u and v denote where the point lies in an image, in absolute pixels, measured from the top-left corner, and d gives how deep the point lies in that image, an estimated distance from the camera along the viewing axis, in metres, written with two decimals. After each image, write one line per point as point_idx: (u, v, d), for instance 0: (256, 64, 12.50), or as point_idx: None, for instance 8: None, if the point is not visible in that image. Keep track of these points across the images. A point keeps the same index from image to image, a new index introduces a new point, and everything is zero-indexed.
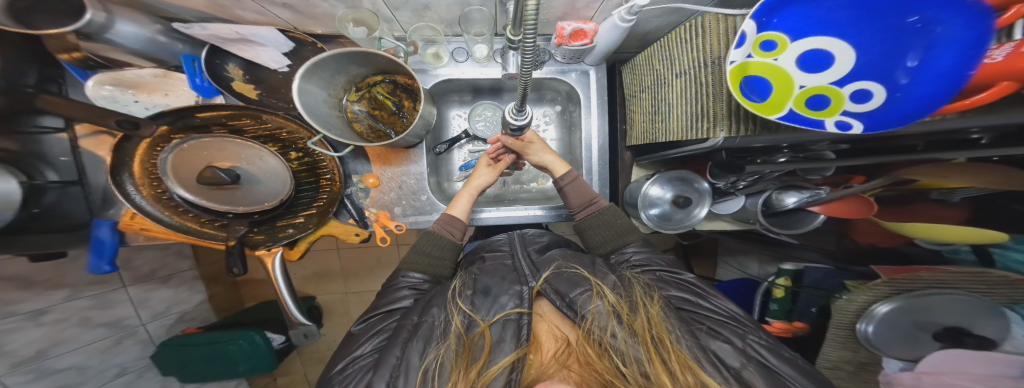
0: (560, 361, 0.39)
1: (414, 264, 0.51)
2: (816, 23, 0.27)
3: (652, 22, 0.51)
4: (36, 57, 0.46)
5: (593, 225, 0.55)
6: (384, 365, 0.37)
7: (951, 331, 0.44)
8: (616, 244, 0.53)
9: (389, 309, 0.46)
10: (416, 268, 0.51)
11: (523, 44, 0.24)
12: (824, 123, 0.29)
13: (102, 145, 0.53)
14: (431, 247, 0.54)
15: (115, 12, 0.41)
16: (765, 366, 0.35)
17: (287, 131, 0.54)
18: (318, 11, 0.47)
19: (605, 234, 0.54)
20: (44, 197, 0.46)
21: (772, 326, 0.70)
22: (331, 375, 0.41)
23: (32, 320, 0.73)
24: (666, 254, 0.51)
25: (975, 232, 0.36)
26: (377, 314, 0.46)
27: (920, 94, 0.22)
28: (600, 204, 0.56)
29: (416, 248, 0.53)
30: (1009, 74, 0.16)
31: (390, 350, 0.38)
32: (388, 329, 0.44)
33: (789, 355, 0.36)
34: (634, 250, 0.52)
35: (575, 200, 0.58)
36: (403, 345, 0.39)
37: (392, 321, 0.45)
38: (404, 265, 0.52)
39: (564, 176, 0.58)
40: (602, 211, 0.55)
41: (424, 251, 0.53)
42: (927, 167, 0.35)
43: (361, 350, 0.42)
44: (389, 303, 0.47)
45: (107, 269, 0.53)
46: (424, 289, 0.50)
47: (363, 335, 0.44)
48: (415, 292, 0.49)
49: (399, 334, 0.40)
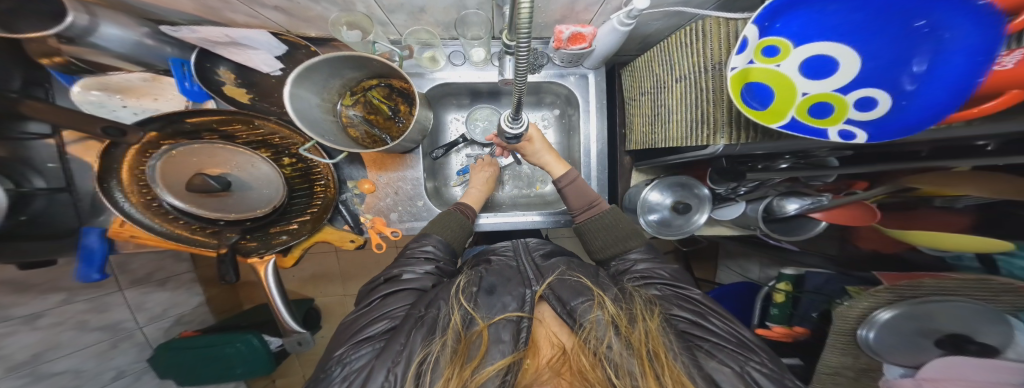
0: (555, 368, 0.36)
1: (441, 232, 0.54)
2: (821, 28, 0.26)
3: (652, 25, 0.50)
4: (22, 62, 0.45)
5: (593, 228, 0.55)
6: (390, 350, 0.37)
7: (954, 338, 0.43)
8: (616, 250, 0.53)
9: (404, 289, 0.46)
10: (442, 241, 0.53)
11: (519, 50, 0.23)
12: (827, 132, 0.28)
13: (89, 150, 0.52)
14: (456, 226, 0.56)
15: (99, 15, 0.41)
16: None
17: (280, 137, 0.53)
18: (311, 14, 0.46)
19: (606, 240, 0.54)
20: (32, 204, 0.46)
21: (772, 330, 0.71)
22: (335, 357, 0.40)
23: (27, 324, 0.71)
24: (670, 265, 0.50)
25: (981, 241, 0.35)
26: (386, 294, 0.45)
27: (927, 103, 0.21)
28: (601, 206, 0.56)
29: (442, 224, 0.56)
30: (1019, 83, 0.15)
31: (396, 337, 0.38)
32: (400, 314, 0.43)
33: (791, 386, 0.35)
34: (635, 258, 0.52)
35: (575, 202, 0.57)
36: (407, 333, 0.38)
37: (403, 304, 0.44)
38: (434, 231, 0.54)
39: (562, 176, 0.58)
40: (602, 214, 0.55)
41: (449, 227, 0.56)
42: (931, 176, 0.35)
43: (371, 331, 0.41)
44: (400, 283, 0.46)
45: (96, 277, 0.52)
46: (444, 271, 0.51)
47: (372, 314, 0.43)
48: (436, 272, 0.50)
49: (405, 324, 0.39)
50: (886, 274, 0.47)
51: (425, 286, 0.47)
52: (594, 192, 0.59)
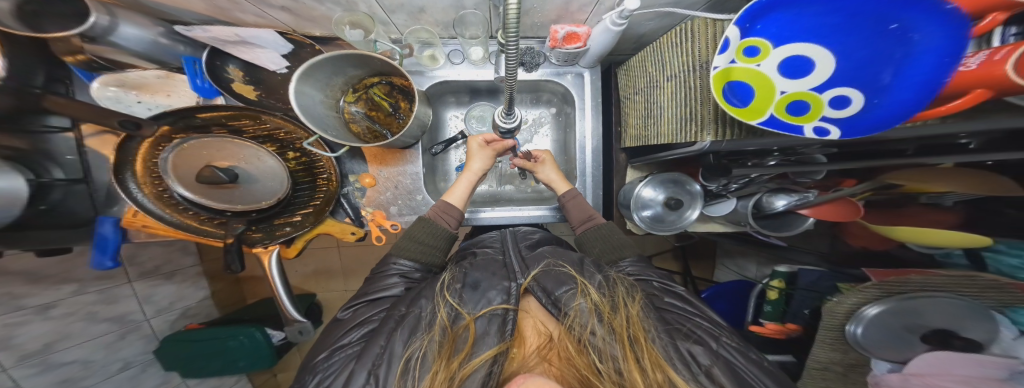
0: (542, 354, 0.39)
1: (407, 251, 0.53)
2: (798, 29, 0.26)
3: (646, 25, 0.52)
4: (47, 60, 0.48)
5: (591, 239, 0.57)
6: (368, 354, 0.38)
7: (939, 333, 0.45)
8: (612, 258, 0.54)
9: (381, 296, 0.48)
10: (408, 255, 0.53)
11: (508, 48, 0.25)
12: (802, 129, 0.29)
13: (105, 144, 0.54)
14: (426, 235, 0.55)
15: (118, 15, 0.43)
16: (732, 365, 0.36)
17: (285, 132, 0.55)
18: (316, 13, 0.48)
19: (603, 249, 0.56)
20: (51, 194, 0.48)
21: (765, 327, 0.73)
22: (316, 364, 0.43)
23: (39, 314, 0.75)
24: (658, 268, 0.52)
25: (965, 238, 0.36)
26: (362, 302, 0.48)
27: (896, 101, 0.22)
28: (598, 220, 0.59)
29: (409, 235, 0.55)
30: (988, 82, 0.16)
31: (375, 339, 0.40)
32: (376, 318, 0.45)
33: (755, 357, 0.37)
34: (628, 263, 0.53)
35: (575, 216, 0.60)
36: (387, 336, 0.40)
37: (379, 310, 0.46)
38: (394, 252, 0.54)
39: (564, 193, 0.62)
40: (600, 226, 0.58)
41: (417, 237, 0.54)
42: (912, 172, 0.35)
43: (348, 338, 0.43)
44: (375, 291, 0.49)
45: (110, 264, 0.54)
46: (415, 277, 0.52)
47: (350, 322, 0.45)
48: (406, 279, 0.51)
49: (385, 324, 0.41)
50: (875, 271, 0.47)
51: (399, 291, 0.49)
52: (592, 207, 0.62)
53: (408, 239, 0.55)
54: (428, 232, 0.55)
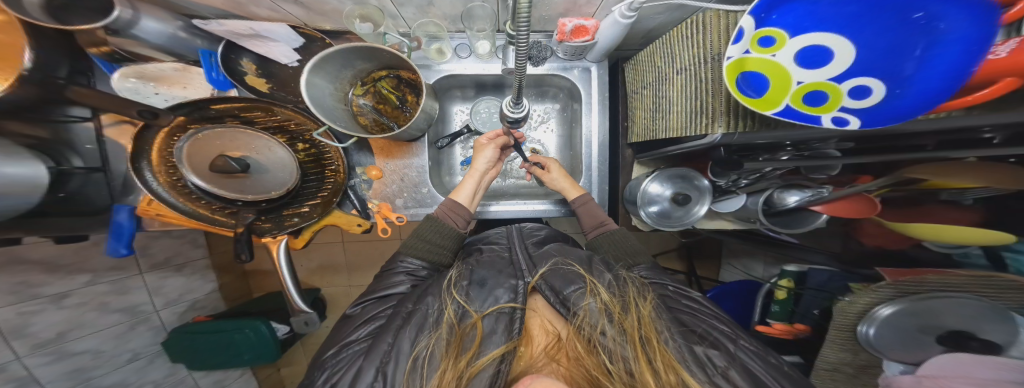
0: (550, 355, 0.40)
1: (415, 250, 0.53)
2: (818, 19, 0.25)
3: (654, 18, 0.52)
4: (71, 53, 0.50)
5: (605, 243, 0.57)
6: (376, 351, 0.38)
7: (955, 335, 0.43)
8: (628, 262, 0.54)
9: (385, 294, 0.48)
10: (415, 254, 0.53)
11: (518, 39, 0.25)
12: (820, 119, 0.28)
13: (123, 133, 0.56)
14: (433, 233, 0.55)
15: (141, 9, 0.45)
16: (758, 371, 0.35)
17: (296, 123, 0.57)
18: (327, 7, 0.49)
19: (617, 254, 0.55)
20: (70, 182, 0.50)
21: (773, 327, 0.72)
22: (324, 359, 0.43)
23: (55, 303, 0.77)
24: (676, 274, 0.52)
25: (984, 235, 0.35)
26: (370, 300, 0.48)
27: (921, 90, 0.21)
28: (611, 226, 0.58)
29: (417, 234, 0.55)
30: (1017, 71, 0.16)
31: (382, 337, 0.40)
32: (382, 316, 0.46)
33: (775, 360, 0.37)
34: (645, 268, 0.53)
35: (586, 221, 0.60)
36: (395, 333, 0.40)
37: (386, 307, 0.47)
38: (403, 250, 0.54)
39: (575, 199, 0.61)
40: (613, 231, 0.57)
41: (425, 236, 0.55)
42: (933, 165, 0.34)
43: (356, 335, 0.44)
44: (383, 289, 0.49)
45: (125, 252, 0.55)
46: (421, 275, 0.52)
47: (357, 319, 0.45)
48: (412, 278, 0.51)
49: (393, 321, 0.41)
50: (890, 271, 0.45)
51: (405, 289, 0.49)
52: (604, 213, 0.62)
53: (414, 237, 0.55)
54: (434, 229, 0.55)
